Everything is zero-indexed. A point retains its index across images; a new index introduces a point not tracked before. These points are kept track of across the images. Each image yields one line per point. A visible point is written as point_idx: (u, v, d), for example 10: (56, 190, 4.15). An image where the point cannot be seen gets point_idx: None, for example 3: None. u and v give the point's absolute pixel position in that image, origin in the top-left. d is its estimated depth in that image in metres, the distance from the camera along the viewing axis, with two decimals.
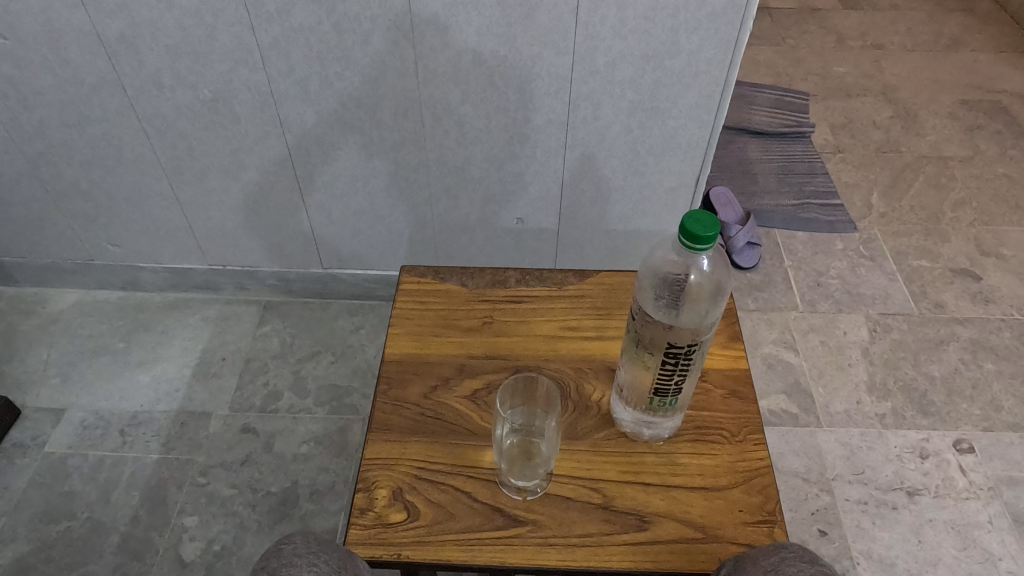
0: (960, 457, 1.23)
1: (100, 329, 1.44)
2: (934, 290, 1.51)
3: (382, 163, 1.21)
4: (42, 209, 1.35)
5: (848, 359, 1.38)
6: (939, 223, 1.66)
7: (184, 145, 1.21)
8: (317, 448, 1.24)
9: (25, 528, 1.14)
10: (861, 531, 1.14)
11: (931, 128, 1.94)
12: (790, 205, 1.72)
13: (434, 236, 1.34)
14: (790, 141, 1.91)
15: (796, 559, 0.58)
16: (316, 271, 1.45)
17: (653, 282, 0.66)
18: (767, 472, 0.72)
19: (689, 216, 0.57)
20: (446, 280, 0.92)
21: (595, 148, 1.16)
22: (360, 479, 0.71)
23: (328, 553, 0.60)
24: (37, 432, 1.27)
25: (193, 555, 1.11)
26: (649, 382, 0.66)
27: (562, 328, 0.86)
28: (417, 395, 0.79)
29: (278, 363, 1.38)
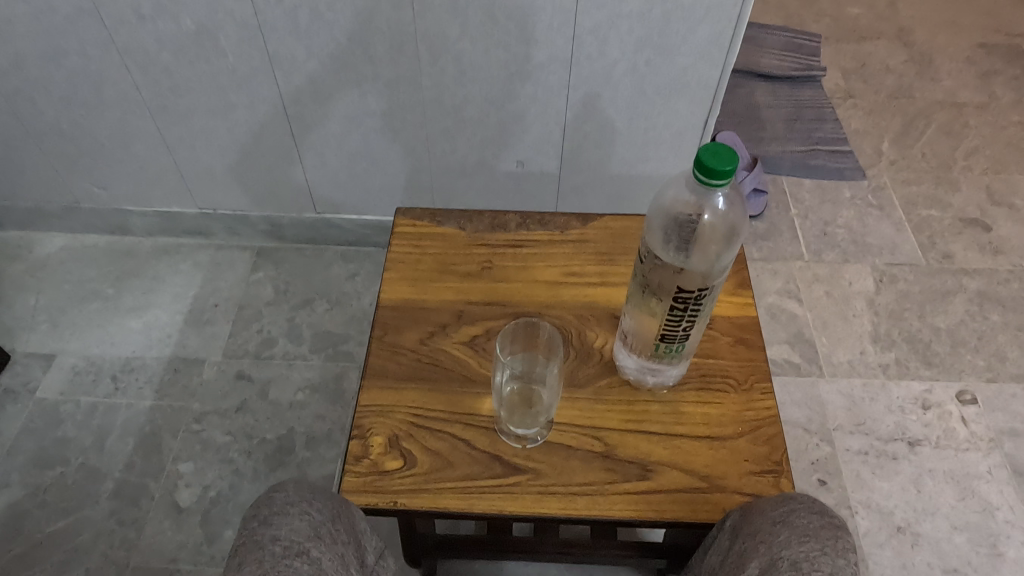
0: (962, 409, 1.22)
1: (89, 274, 1.41)
2: (943, 240, 1.48)
3: (376, 102, 1.16)
4: (23, 149, 1.29)
5: (852, 309, 1.36)
6: (950, 172, 1.62)
7: (168, 81, 1.15)
8: (313, 396, 1.22)
9: (19, 474, 1.13)
10: (860, 481, 1.13)
11: (947, 73, 1.87)
12: (798, 152, 1.67)
13: (432, 180, 1.30)
14: (799, 85, 1.84)
15: (806, 511, 0.57)
16: (309, 216, 1.41)
17: (663, 223, 0.62)
18: (774, 421, 0.70)
19: (705, 148, 0.53)
20: (444, 223, 0.89)
21: (600, 87, 1.11)
22: (355, 427, 0.69)
23: (322, 501, 0.58)
24: (27, 378, 1.25)
25: (189, 501, 1.10)
26: (655, 329, 0.63)
27: (564, 274, 0.83)
28: (414, 341, 0.76)
29: (272, 310, 1.35)
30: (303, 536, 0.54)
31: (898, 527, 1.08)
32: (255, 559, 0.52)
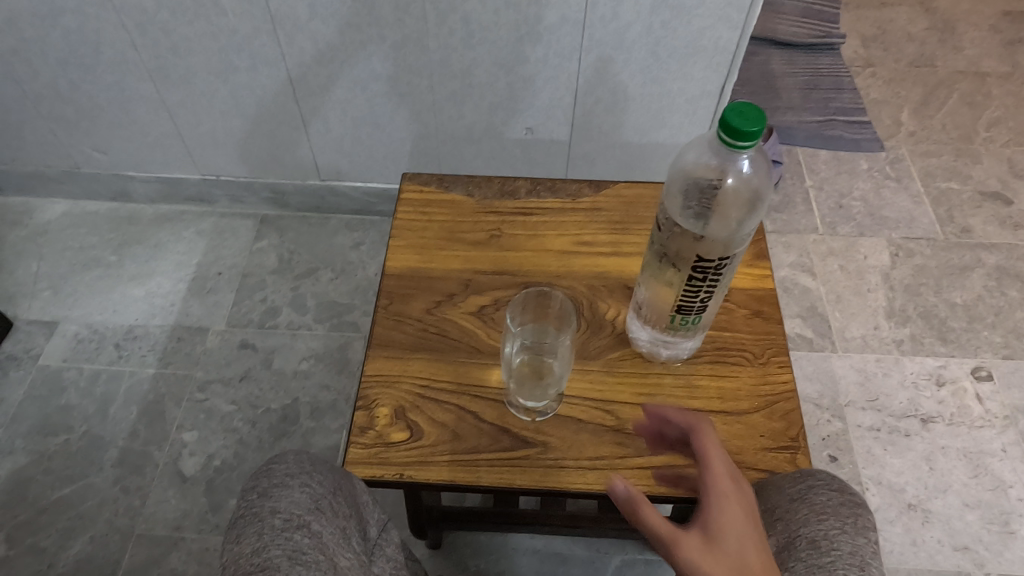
0: (977, 385, 1.20)
1: (91, 241, 1.39)
2: (962, 214, 1.44)
3: (382, 65, 1.12)
4: (20, 111, 1.27)
5: (867, 284, 1.33)
6: (971, 143, 1.57)
7: (167, 41, 1.11)
8: (317, 365, 1.21)
9: (23, 441, 1.12)
10: (872, 457, 1.12)
11: (970, 41, 1.81)
12: (814, 122, 1.62)
13: (438, 146, 1.26)
14: (816, 54, 1.79)
15: (825, 488, 0.55)
16: (313, 183, 1.38)
17: (683, 188, 0.59)
18: (792, 397, 0.68)
19: (731, 108, 0.50)
20: (451, 189, 0.86)
21: (613, 50, 1.07)
22: (360, 397, 0.68)
23: (323, 474, 0.56)
24: (30, 345, 1.24)
25: (193, 470, 1.09)
26: (671, 300, 0.61)
27: (576, 243, 0.81)
28: (420, 310, 0.74)
29: (276, 279, 1.33)
30: (304, 508, 0.52)
31: (909, 504, 1.07)
32: (255, 531, 0.50)
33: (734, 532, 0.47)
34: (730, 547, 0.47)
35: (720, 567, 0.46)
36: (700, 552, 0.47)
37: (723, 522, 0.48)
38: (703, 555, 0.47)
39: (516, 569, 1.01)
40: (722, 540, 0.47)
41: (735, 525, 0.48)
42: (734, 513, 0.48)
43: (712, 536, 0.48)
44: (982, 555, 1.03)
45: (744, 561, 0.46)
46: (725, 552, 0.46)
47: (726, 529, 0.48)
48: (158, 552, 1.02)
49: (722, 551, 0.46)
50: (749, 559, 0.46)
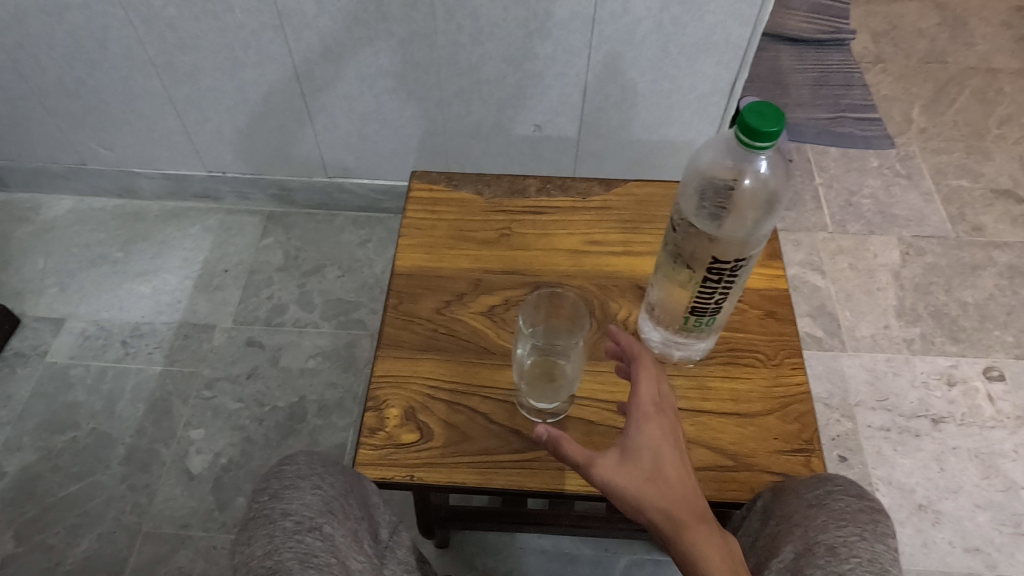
0: (988, 385, 1.19)
1: (98, 238, 1.39)
2: (973, 212, 1.43)
3: (390, 61, 1.11)
4: (26, 107, 1.26)
5: (877, 283, 1.32)
6: (982, 141, 1.56)
7: (174, 36, 1.11)
8: (324, 363, 1.20)
9: (30, 438, 1.12)
10: (882, 457, 1.11)
11: (981, 37, 1.79)
12: (824, 119, 1.61)
13: (445, 142, 1.26)
14: (825, 50, 1.78)
15: (843, 494, 0.54)
16: (320, 180, 1.37)
17: (697, 188, 0.58)
18: (806, 398, 0.68)
19: (749, 108, 0.49)
20: (460, 187, 0.86)
21: (622, 46, 1.06)
22: (370, 398, 0.67)
23: (334, 476, 0.56)
24: (37, 341, 1.24)
25: (200, 468, 1.09)
26: (685, 301, 0.60)
27: (586, 242, 0.80)
28: (430, 310, 0.74)
29: (283, 276, 1.33)
30: (316, 511, 0.52)
31: (919, 504, 1.06)
32: (266, 534, 0.50)
33: (649, 448, 0.53)
34: (645, 463, 0.52)
35: (636, 484, 0.52)
36: (617, 472, 0.52)
37: (640, 442, 0.53)
38: (620, 474, 0.52)
39: (524, 568, 1.00)
40: (637, 458, 0.52)
41: (651, 440, 0.53)
42: (652, 432, 0.53)
43: (627, 455, 0.53)
44: (994, 557, 1.02)
45: (659, 473, 0.52)
46: (639, 469, 0.52)
47: (641, 446, 0.53)
48: (165, 550, 1.02)
49: (638, 468, 0.52)
50: (664, 471, 0.52)
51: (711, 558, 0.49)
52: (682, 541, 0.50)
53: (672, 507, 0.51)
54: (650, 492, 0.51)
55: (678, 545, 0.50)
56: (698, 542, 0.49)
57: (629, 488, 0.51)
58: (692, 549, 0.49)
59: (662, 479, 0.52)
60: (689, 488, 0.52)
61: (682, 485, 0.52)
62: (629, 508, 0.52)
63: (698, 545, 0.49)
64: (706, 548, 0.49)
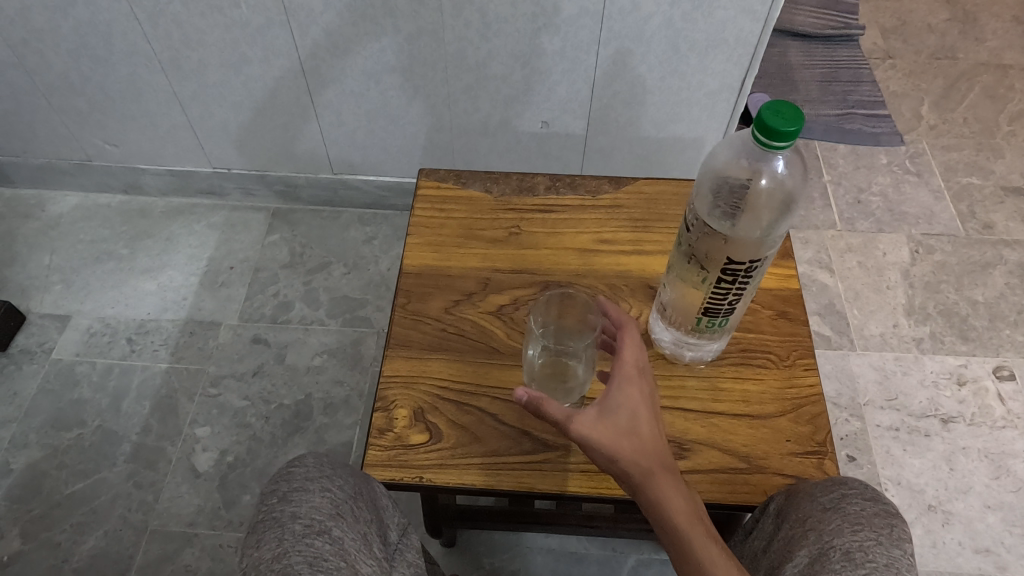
0: (999, 385, 1.18)
1: (103, 234, 1.38)
2: (984, 209, 1.42)
3: (396, 57, 1.10)
4: (31, 103, 1.26)
5: (886, 281, 1.31)
6: (993, 137, 1.55)
7: (179, 32, 1.10)
8: (330, 361, 1.20)
9: (36, 435, 1.12)
10: (891, 457, 1.10)
11: (992, 33, 1.78)
12: (832, 115, 1.59)
13: (452, 139, 1.25)
14: (834, 45, 1.76)
15: (858, 497, 0.53)
16: (326, 177, 1.37)
17: (712, 189, 0.58)
18: (819, 400, 0.67)
19: (767, 107, 0.49)
20: (469, 185, 0.85)
21: (631, 43, 1.05)
22: (379, 398, 0.67)
23: (343, 478, 0.55)
24: (43, 338, 1.23)
25: (206, 466, 1.09)
26: (698, 301, 0.59)
27: (596, 241, 0.79)
28: (439, 309, 0.73)
29: (289, 273, 1.32)
30: (325, 514, 0.51)
31: (929, 505, 1.06)
32: (275, 537, 0.49)
33: (626, 407, 0.54)
34: (621, 420, 0.54)
35: (612, 438, 0.53)
36: (594, 426, 0.54)
37: (619, 400, 0.55)
38: (596, 429, 0.53)
39: (531, 567, 1.00)
40: (614, 414, 0.54)
41: (629, 400, 0.55)
42: (631, 392, 0.55)
43: (604, 411, 0.54)
44: (1004, 558, 1.01)
45: (634, 429, 0.54)
46: (615, 424, 0.54)
47: (618, 404, 0.55)
48: (172, 548, 1.01)
49: (614, 424, 0.54)
50: (639, 429, 0.54)
51: (677, 506, 0.50)
52: (652, 490, 0.51)
53: (644, 459, 0.52)
54: (626, 445, 0.53)
55: (648, 494, 0.52)
56: (668, 493, 0.51)
57: (605, 442, 0.53)
58: (661, 497, 0.51)
59: (636, 435, 0.53)
60: (661, 444, 0.54)
61: (655, 441, 0.54)
62: (604, 461, 0.54)
63: (668, 496, 0.51)
64: (673, 496, 0.51)
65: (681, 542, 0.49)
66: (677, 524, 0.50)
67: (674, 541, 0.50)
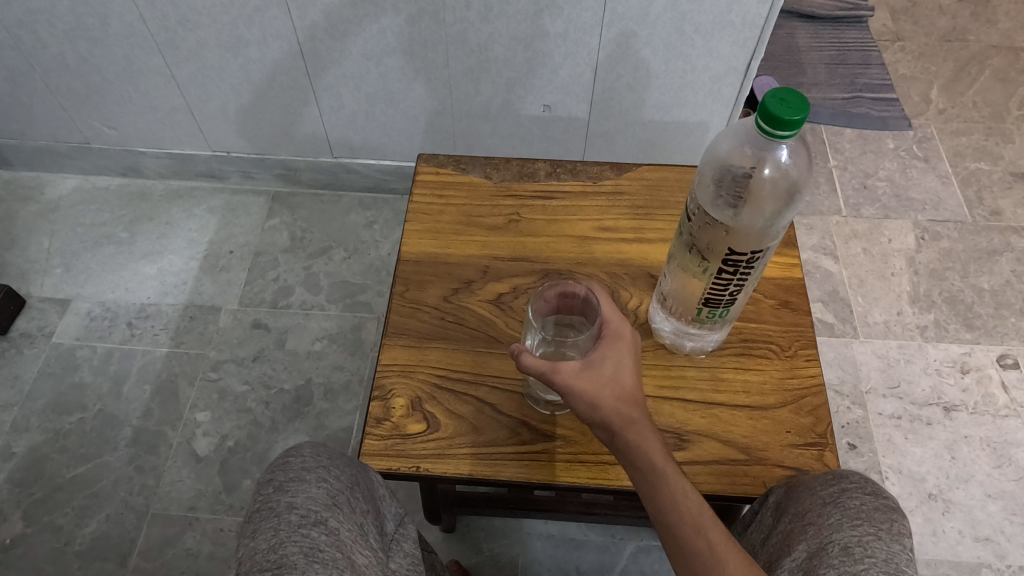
0: (1003, 373, 1.17)
1: (102, 218, 1.38)
2: (992, 195, 1.40)
3: (397, 38, 1.09)
4: (28, 85, 1.24)
5: (891, 268, 1.30)
6: (1003, 122, 1.52)
7: (176, 13, 1.08)
8: (330, 346, 1.20)
9: (38, 419, 1.12)
10: (892, 445, 1.10)
11: (1005, 14, 1.74)
12: (840, 98, 1.57)
13: (453, 123, 1.24)
14: (842, 27, 1.73)
15: (858, 491, 0.53)
16: (326, 160, 1.35)
17: (714, 177, 0.57)
18: (820, 391, 0.66)
19: (772, 94, 0.48)
20: (468, 171, 0.84)
21: (636, 25, 1.03)
22: (376, 387, 0.66)
23: (340, 469, 0.55)
24: (43, 322, 1.23)
25: (207, 450, 1.09)
26: (699, 291, 0.58)
27: (597, 228, 0.78)
28: (437, 297, 0.72)
29: (289, 258, 1.32)
30: (321, 505, 0.50)
31: (930, 493, 1.05)
32: (271, 527, 0.49)
33: (610, 359, 0.55)
34: (605, 371, 0.54)
35: (596, 389, 0.53)
36: (578, 377, 0.54)
37: (603, 354, 0.55)
38: (580, 379, 0.53)
39: (530, 553, 1.00)
40: (598, 366, 0.54)
41: (613, 354, 0.55)
42: (617, 347, 0.55)
43: (588, 362, 0.54)
44: (1004, 547, 1.01)
45: (616, 379, 0.54)
46: (598, 375, 0.54)
47: (602, 356, 0.55)
48: (173, 532, 1.02)
49: (597, 375, 0.54)
50: (622, 379, 0.54)
51: (656, 451, 0.51)
52: (632, 436, 0.52)
53: (626, 406, 0.53)
54: (608, 395, 0.53)
55: (628, 439, 0.52)
56: (647, 439, 0.52)
57: (588, 390, 0.53)
58: (641, 442, 0.52)
59: (618, 385, 0.54)
60: (641, 395, 0.54)
61: (635, 391, 0.54)
62: (586, 410, 0.54)
63: (646, 441, 0.52)
64: (651, 443, 0.52)
65: (657, 483, 0.50)
66: (654, 466, 0.51)
67: (649, 483, 0.51)
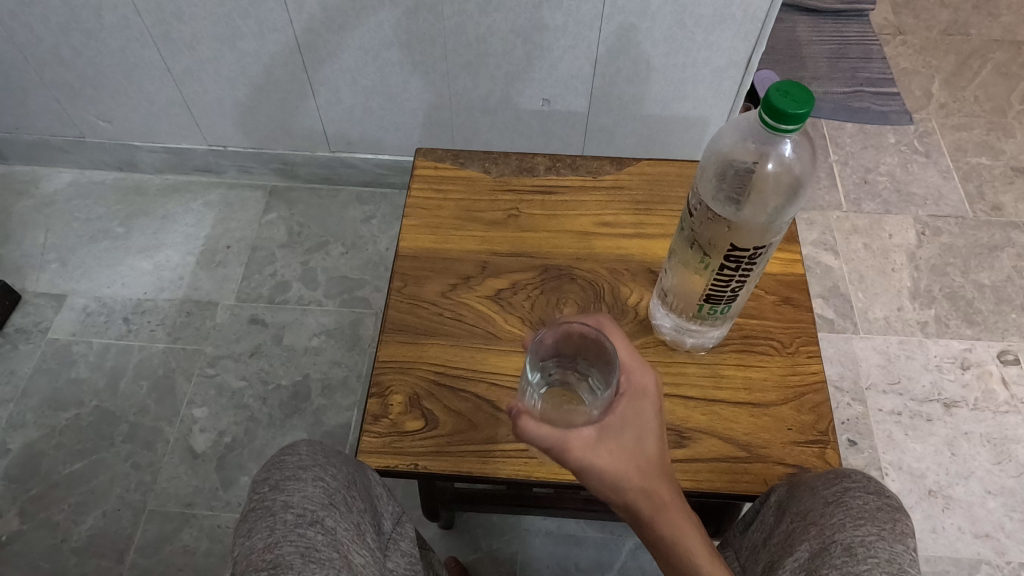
0: (1003, 369, 1.17)
1: (98, 212, 1.37)
2: (993, 190, 1.39)
3: (394, 31, 1.08)
4: (23, 78, 1.23)
5: (892, 263, 1.29)
6: (1004, 116, 1.51)
7: (171, 5, 1.07)
8: (328, 341, 1.19)
9: (34, 415, 1.11)
10: (892, 442, 1.09)
11: (1007, 8, 1.73)
12: (840, 93, 1.56)
13: (452, 116, 1.23)
14: (843, 21, 1.72)
15: (861, 491, 0.52)
16: (323, 154, 1.35)
17: (717, 172, 0.56)
18: (821, 389, 0.66)
19: (775, 87, 0.48)
20: (466, 165, 0.83)
21: (636, 18, 1.02)
22: (374, 384, 0.65)
23: (337, 467, 0.54)
24: (39, 318, 1.22)
25: (204, 446, 1.08)
26: (701, 287, 0.58)
27: (597, 223, 0.77)
28: (436, 293, 0.72)
29: (286, 253, 1.31)
30: (318, 504, 0.50)
31: (930, 489, 1.05)
32: (267, 526, 0.48)
33: (632, 426, 0.50)
34: (627, 441, 0.49)
35: (619, 466, 0.48)
36: (598, 453, 0.48)
37: (623, 420, 0.50)
38: (600, 455, 0.48)
39: (529, 550, 1.00)
40: (619, 436, 0.49)
41: (634, 419, 0.50)
42: (640, 409, 0.50)
43: (605, 430, 0.49)
44: (1004, 543, 1.01)
45: (639, 450, 0.49)
46: (621, 447, 0.49)
47: (622, 420, 0.50)
48: (170, 528, 1.01)
49: (619, 449, 0.49)
50: (645, 449, 0.49)
51: (689, 539, 0.47)
52: (662, 524, 0.48)
53: (653, 487, 0.48)
54: (632, 473, 0.48)
55: (657, 527, 0.48)
56: (679, 526, 0.47)
57: (609, 468, 0.48)
58: (674, 531, 0.47)
59: (642, 459, 0.49)
60: (667, 468, 0.50)
61: (661, 463, 0.49)
62: (607, 488, 0.49)
63: (678, 527, 0.47)
64: (683, 530, 0.47)
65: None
66: (689, 558, 0.47)
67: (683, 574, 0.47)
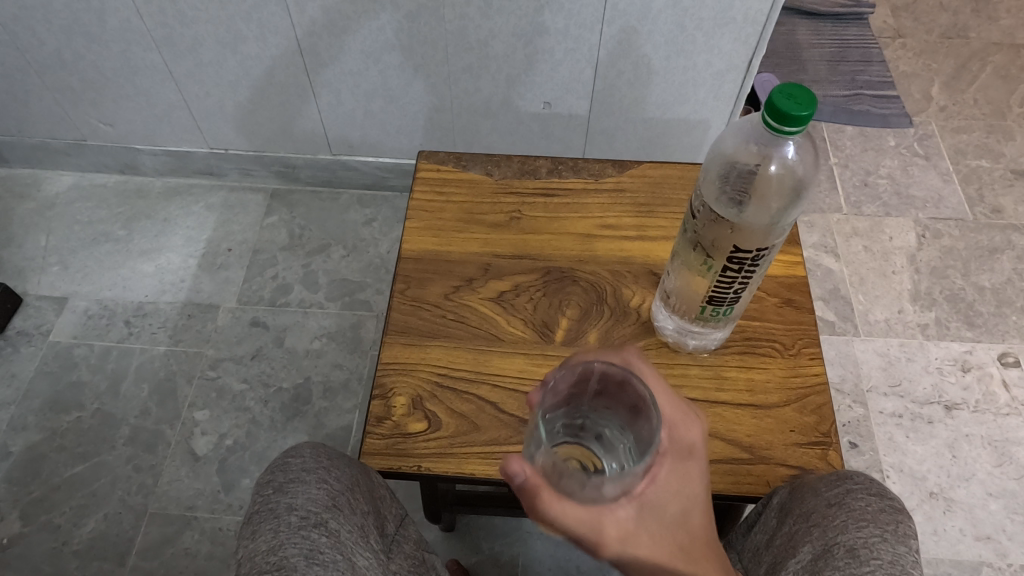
0: (1004, 372, 1.17)
1: (100, 215, 1.37)
2: (993, 193, 1.40)
3: (396, 34, 1.08)
4: (25, 82, 1.24)
5: (892, 266, 1.29)
6: (1004, 119, 1.52)
7: (173, 9, 1.07)
8: (329, 344, 1.19)
9: (35, 417, 1.11)
10: (893, 444, 1.09)
11: (1006, 12, 1.74)
12: (840, 96, 1.57)
13: (453, 119, 1.23)
14: (843, 24, 1.73)
15: (864, 492, 0.52)
16: (324, 158, 1.35)
17: (720, 174, 0.56)
18: (823, 390, 0.66)
19: (779, 90, 0.48)
20: (469, 167, 0.83)
21: (637, 21, 1.02)
22: (377, 386, 0.66)
23: (340, 469, 0.54)
24: (40, 320, 1.22)
25: (205, 449, 1.08)
26: (703, 289, 0.58)
27: (599, 225, 0.77)
28: (438, 295, 0.72)
29: (287, 256, 1.31)
30: (321, 506, 0.50)
31: (931, 492, 1.05)
32: (270, 529, 0.48)
33: (671, 502, 0.47)
34: (666, 518, 0.47)
35: (661, 548, 0.46)
36: (636, 536, 0.45)
37: (662, 496, 0.47)
38: (639, 538, 0.45)
39: (530, 552, 1.00)
40: (658, 514, 0.46)
41: (673, 492, 0.47)
42: (678, 479, 0.48)
43: (642, 508, 0.46)
44: (1005, 546, 1.01)
45: (680, 526, 0.47)
46: (660, 527, 0.46)
47: (660, 495, 0.47)
48: (171, 531, 1.01)
49: (659, 531, 0.46)
50: (685, 523, 0.47)
51: None
52: None
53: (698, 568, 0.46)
54: (675, 554, 0.46)
55: None
56: None
57: (648, 551, 0.45)
58: None
59: (684, 536, 0.47)
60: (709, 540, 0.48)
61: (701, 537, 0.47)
62: None
63: None
64: None
65: None
66: None
67: None
